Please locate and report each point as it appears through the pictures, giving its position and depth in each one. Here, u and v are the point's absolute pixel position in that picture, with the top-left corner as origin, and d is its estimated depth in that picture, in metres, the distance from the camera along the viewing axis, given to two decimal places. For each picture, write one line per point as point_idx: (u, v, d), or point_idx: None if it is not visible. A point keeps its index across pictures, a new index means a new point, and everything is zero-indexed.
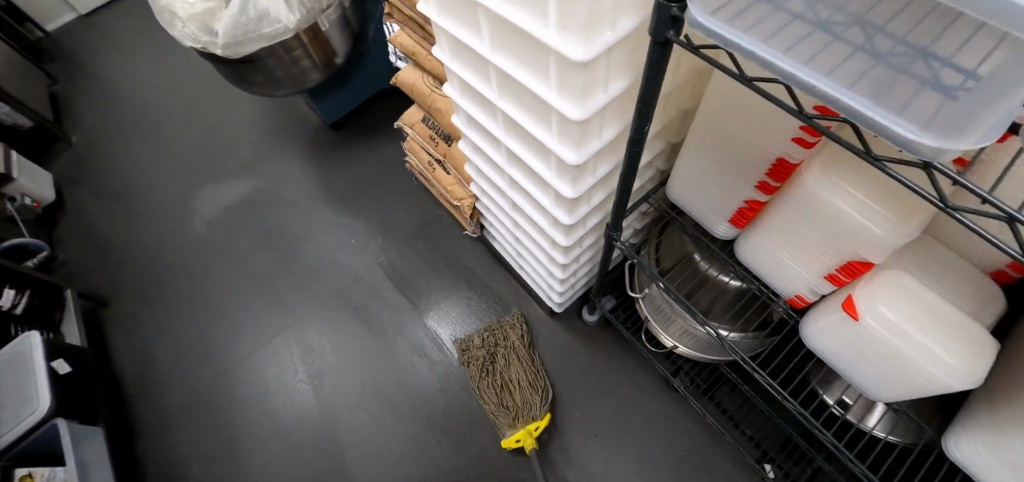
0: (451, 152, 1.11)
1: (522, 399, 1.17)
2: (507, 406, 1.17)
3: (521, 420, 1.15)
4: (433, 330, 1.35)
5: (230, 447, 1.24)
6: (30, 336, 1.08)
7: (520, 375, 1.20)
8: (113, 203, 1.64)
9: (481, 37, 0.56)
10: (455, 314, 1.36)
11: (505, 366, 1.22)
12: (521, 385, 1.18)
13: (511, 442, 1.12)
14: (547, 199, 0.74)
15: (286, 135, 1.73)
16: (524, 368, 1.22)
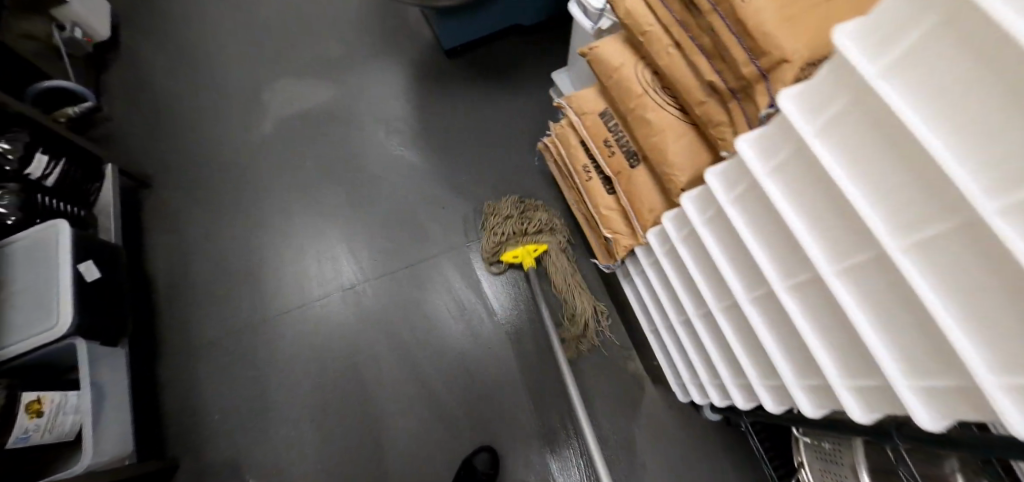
0: (632, 176, 0.79)
1: (536, 235, 1.13)
2: (517, 240, 1.13)
3: (523, 243, 1.12)
4: (477, 285, 1.15)
5: (256, 407, 1.06)
6: (59, 226, 0.91)
7: (547, 231, 1.13)
8: (176, 68, 1.38)
9: (977, 178, 0.29)
10: (506, 275, 1.15)
11: (546, 236, 1.13)
12: (540, 231, 1.13)
13: (509, 254, 1.09)
14: (840, 374, 0.49)
15: (387, 44, 1.39)
16: (554, 231, 1.14)
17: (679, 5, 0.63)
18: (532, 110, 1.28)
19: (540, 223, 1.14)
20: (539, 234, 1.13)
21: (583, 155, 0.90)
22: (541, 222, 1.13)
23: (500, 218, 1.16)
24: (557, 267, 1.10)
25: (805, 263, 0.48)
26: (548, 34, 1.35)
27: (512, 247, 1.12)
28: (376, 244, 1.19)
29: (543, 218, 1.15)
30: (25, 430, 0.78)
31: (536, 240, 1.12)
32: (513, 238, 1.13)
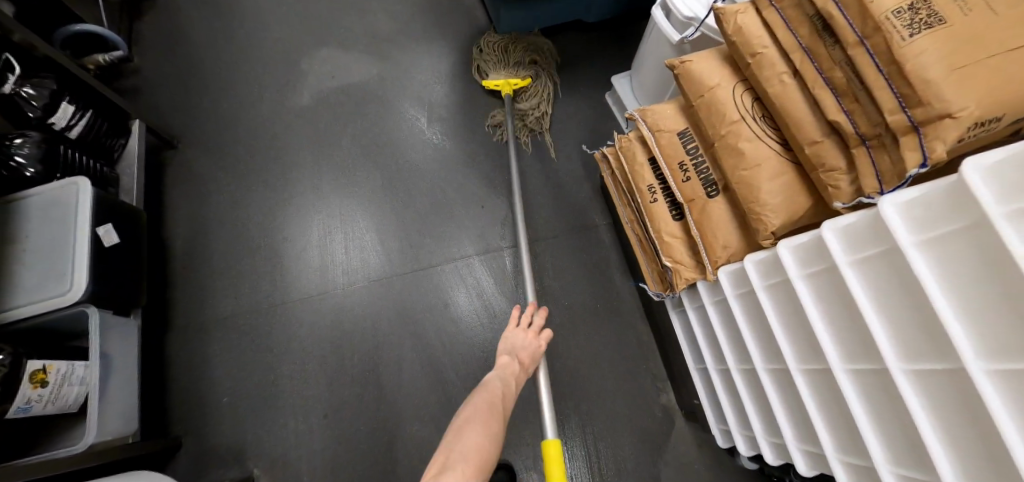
0: (708, 207, 0.73)
1: (521, 68, 1.19)
2: (502, 71, 1.19)
3: (506, 74, 1.18)
4: (471, 277, 1.09)
5: (270, 392, 1.00)
6: (79, 182, 0.85)
7: (532, 63, 1.20)
8: (215, 24, 1.32)
9: None
10: (493, 272, 1.09)
11: (524, 59, 1.21)
12: (530, 67, 1.20)
13: (489, 81, 1.16)
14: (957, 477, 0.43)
15: (438, 24, 1.31)
16: (542, 58, 1.21)
17: (808, 30, 0.56)
18: (586, 112, 1.20)
19: (519, 49, 1.21)
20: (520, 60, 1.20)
21: (649, 174, 0.83)
22: (529, 56, 1.20)
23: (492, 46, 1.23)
24: (533, 97, 1.18)
25: (941, 350, 0.42)
26: (611, 33, 1.26)
27: (495, 76, 1.19)
28: (406, 235, 1.13)
29: (527, 44, 1.22)
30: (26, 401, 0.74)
31: (522, 74, 1.18)
32: (499, 70, 1.19)
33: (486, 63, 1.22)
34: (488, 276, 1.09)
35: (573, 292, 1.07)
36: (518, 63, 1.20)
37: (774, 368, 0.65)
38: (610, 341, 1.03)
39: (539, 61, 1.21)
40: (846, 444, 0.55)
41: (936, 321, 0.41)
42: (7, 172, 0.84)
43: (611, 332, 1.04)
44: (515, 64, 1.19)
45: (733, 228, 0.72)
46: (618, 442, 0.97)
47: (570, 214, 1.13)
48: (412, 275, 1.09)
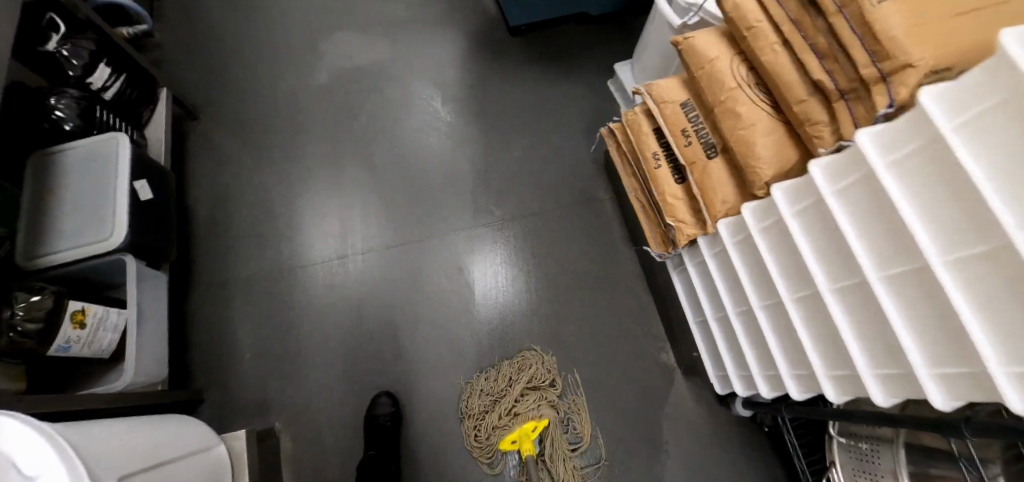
0: (708, 167, 0.82)
1: (535, 408, 1.02)
2: (514, 420, 1.01)
3: (520, 423, 1.00)
4: (485, 253, 1.15)
5: (290, 348, 1.05)
6: (118, 138, 0.90)
7: (538, 398, 1.03)
8: (234, 6, 1.37)
9: None
10: (511, 245, 1.16)
11: (532, 395, 1.03)
12: (544, 412, 1.02)
13: (507, 440, 0.95)
14: (922, 361, 0.51)
15: (451, 14, 1.39)
16: (528, 385, 1.04)
17: (794, 4, 0.66)
18: (591, 95, 1.28)
19: (533, 382, 1.04)
20: (529, 409, 1.02)
21: (654, 142, 0.92)
22: (528, 403, 1.02)
23: (479, 394, 1.03)
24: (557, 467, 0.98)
25: (911, 253, 0.50)
26: (613, 25, 1.36)
27: (509, 430, 0.99)
28: (421, 206, 1.19)
29: (543, 372, 1.05)
30: (67, 340, 0.79)
31: (539, 415, 1.01)
32: (509, 422, 1.00)
33: (484, 426, 1.01)
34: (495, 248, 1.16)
35: (579, 263, 1.14)
36: (533, 412, 1.01)
37: (770, 304, 0.73)
38: (615, 306, 1.10)
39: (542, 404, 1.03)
40: (832, 357, 0.64)
41: (904, 228, 0.50)
42: (48, 126, 0.88)
43: (614, 299, 1.11)
44: (528, 412, 1.01)
45: (731, 184, 0.81)
46: (621, 398, 1.04)
47: (575, 192, 1.20)
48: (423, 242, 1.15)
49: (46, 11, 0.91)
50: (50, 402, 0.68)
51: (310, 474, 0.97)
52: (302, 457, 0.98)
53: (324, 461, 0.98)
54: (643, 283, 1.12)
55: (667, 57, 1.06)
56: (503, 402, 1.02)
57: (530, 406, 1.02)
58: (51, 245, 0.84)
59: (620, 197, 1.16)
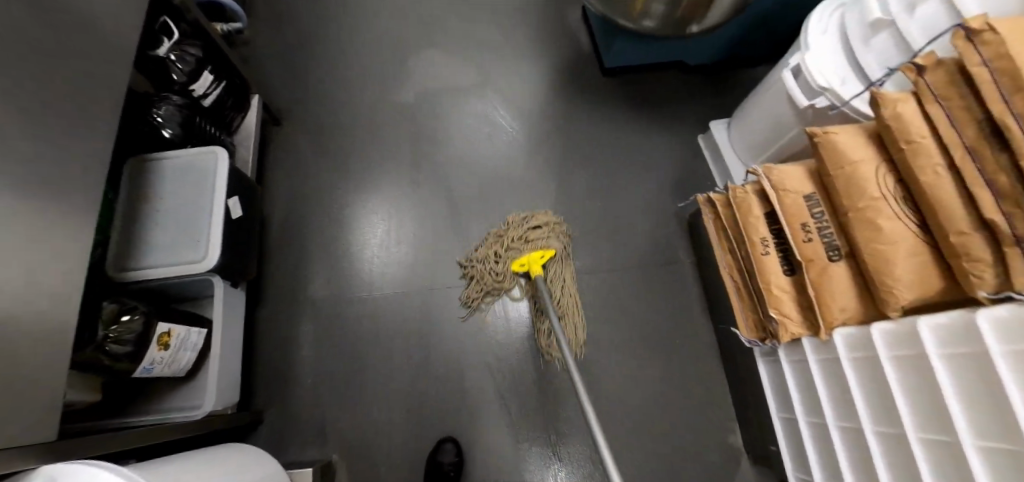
0: (829, 269, 0.79)
1: (540, 239, 1.14)
2: (523, 247, 1.12)
3: (530, 249, 1.11)
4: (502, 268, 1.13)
5: (354, 376, 1.04)
6: (216, 152, 0.87)
7: (542, 234, 1.14)
8: (326, 10, 1.35)
9: None
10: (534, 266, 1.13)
11: (545, 235, 1.15)
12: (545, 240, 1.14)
13: (516, 262, 1.01)
14: None
15: (543, 43, 1.35)
16: (534, 226, 1.15)
17: (974, 132, 0.61)
18: (680, 151, 1.25)
19: (544, 239, 1.14)
20: (540, 243, 1.13)
21: (764, 227, 0.88)
22: (535, 237, 1.14)
23: (475, 270, 1.11)
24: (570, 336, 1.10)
25: None
26: (709, 77, 1.32)
27: (520, 251, 1.11)
28: (464, 244, 1.15)
29: (547, 222, 1.16)
30: (152, 361, 0.77)
31: (547, 244, 1.13)
32: (523, 249, 1.12)
33: (488, 262, 1.11)
34: (545, 302, 1.11)
35: (653, 325, 1.12)
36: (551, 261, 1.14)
37: (886, 431, 0.69)
38: (686, 375, 1.08)
39: (562, 257, 1.15)
40: None
41: None
42: (148, 131, 0.86)
43: (684, 367, 1.09)
44: (540, 239, 1.14)
45: (851, 292, 0.78)
46: (684, 472, 1.02)
47: (654, 249, 1.18)
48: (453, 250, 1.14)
49: (160, 14, 0.88)
50: (121, 441, 0.65)
51: None
52: None
53: None
54: (716, 356, 1.10)
55: (778, 131, 1.02)
56: (502, 236, 1.14)
57: (543, 241, 1.14)
58: (142, 257, 0.82)
59: (703, 264, 1.13)
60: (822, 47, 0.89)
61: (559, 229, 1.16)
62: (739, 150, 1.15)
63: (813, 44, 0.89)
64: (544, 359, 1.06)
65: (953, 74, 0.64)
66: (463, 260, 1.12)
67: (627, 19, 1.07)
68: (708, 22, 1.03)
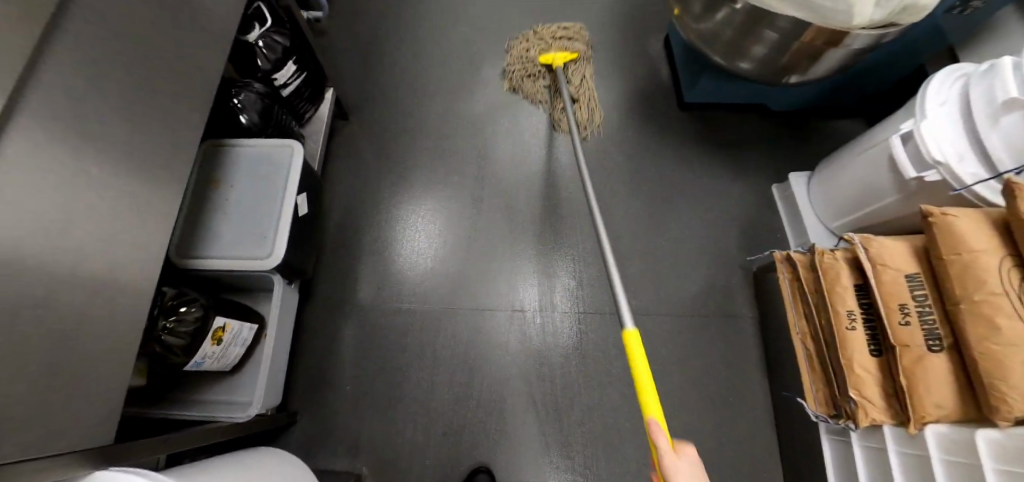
0: (926, 360, 0.73)
1: (574, 46, 1.28)
2: (551, 44, 1.27)
3: (555, 47, 1.27)
4: (547, 296, 1.09)
5: (394, 387, 1.01)
6: (293, 147, 0.85)
7: (574, 47, 1.28)
8: (405, 7, 1.33)
9: None
10: (580, 297, 1.09)
11: (567, 41, 1.29)
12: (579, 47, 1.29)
13: (546, 53, 1.22)
14: None
15: (621, 68, 1.32)
16: (578, 42, 1.28)
17: None
18: (752, 199, 1.21)
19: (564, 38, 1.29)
20: (561, 38, 1.29)
21: (853, 300, 0.84)
22: (563, 41, 1.28)
23: (522, 43, 1.28)
24: (586, 119, 1.26)
25: None
26: (790, 125, 1.27)
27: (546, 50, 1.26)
28: (506, 263, 1.11)
29: (571, 30, 1.30)
30: (203, 356, 0.74)
31: (570, 47, 1.27)
32: (548, 47, 1.27)
33: (516, 50, 1.28)
34: (583, 333, 1.07)
35: (706, 376, 1.07)
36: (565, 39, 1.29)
37: None
38: (736, 436, 1.03)
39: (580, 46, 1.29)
40: None
41: None
42: (226, 115, 0.84)
43: (734, 426, 1.04)
44: (561, 38, 1.28)
45: (949, 389, 0.72)
46: None
47: (715, 297, 1.13)
48: (501, 274, 1.10)
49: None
50: (171, 443, 0.62)
51: None
52: None
53: None
54: (769, 421, 1.04)
55: (872, 196, 0.97)
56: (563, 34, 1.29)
57: (571, 43, 1.28)
58: (207, 245, 0.79)
59: (767, 321, 1.08)
60: (941, 118, 0.84)
61: (586, 37, 1.30)
62: (820, 206, 1.11)
63: (931, 114, 0.84)
64: (585, 396, 1.02)
65: None
66: (508, 45, 1.30)
67: (723, 57, 1.03)
68: (810, 73, 0.99)
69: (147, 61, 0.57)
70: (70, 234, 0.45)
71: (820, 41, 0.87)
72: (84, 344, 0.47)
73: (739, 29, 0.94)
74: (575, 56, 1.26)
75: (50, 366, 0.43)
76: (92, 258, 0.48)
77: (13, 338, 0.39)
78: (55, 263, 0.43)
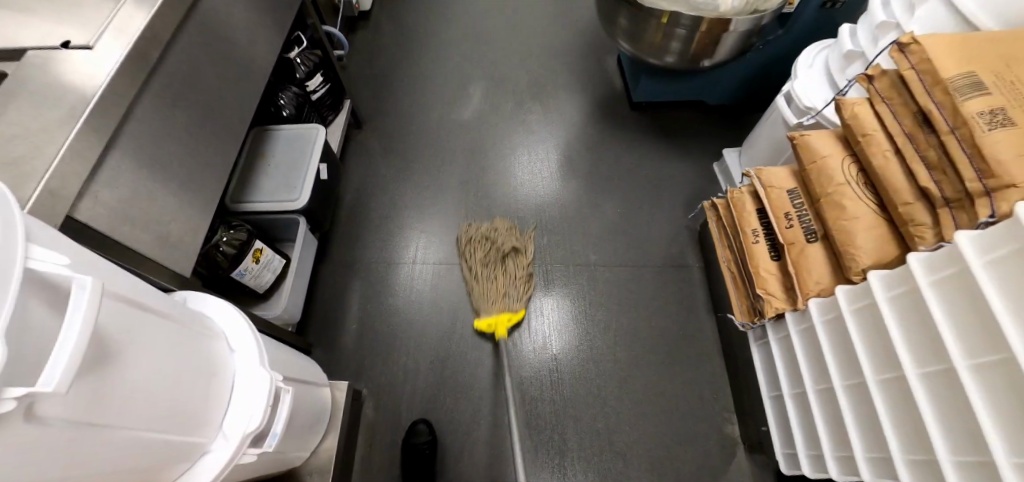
0: (806, 249, 0.91)
1: (511, 297, 1.20)
2: (492, 279, 1.22)
3: (497, 308, 1.17)
4: (537, 308, 1.25)
5: (392, 327, 1.23)
6: (317, 129, 1.15)
7: (515, 294, 1.21)
8: (409, 50, 1.71)
9: None
10: (565, 300, 1.26)
11: (496, 276, 1.23)
12: (514, 288, 1.22)
13: (482, 326, 1.15)
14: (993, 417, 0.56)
15: (580, 84, 1.63)
16: (521, 288, 1.23)
17: (910, 121, 0.76)
18: (695, 173, 1.43)
19: (501, 280, 1.22)
20: (499, 280, 1.22)
21: (755, 219, 1.02)
22: (508, 286, 1.22)
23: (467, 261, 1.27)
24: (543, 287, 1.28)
25: (989, 335, 0.56)
26: (726, 116, 1.52)
27: (484, 316, 1.18)
28: (495, 249, 1.34)
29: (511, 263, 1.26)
30: (245, 268, 0.99)
31: (510, 305, 1.19)
32: (491, 302, 1.18)
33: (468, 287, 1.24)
34: (560, 322, 1.23)
35: (657, 316, 1.23)
36: (506, 282, 1.22)
37: (852, 384, 0.77)
38: (686, 363, 1.17)
39: (510, 273, 1.24)
40: (912, 442, 0.67)
41: (986, 310, 0.56)
42: (272, 110, 1.17)
43: (684, 356, 1.18)
44: (503, 287, 1.21)
45: (825, 268, 0.88)
46: (676, 456, 1.07)
47: (664, 251, 1.32)
48: None
49: (296, 32, 1.22)
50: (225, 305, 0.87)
51: (380, 440, 1.10)
52: (378, 424, 1.11)
53: (397, 435, 1.10)
54: (717, 350, 1.18)
55: (778, 148, 1.18)
56: (517, 258, 1.28)
57: (504, 281, 1.22)
58: (251, 196, 1.07)
59: (709, 265, 1.26)
60: (810, 77, 1.07)
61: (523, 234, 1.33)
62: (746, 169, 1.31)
63: (801, 74, 1.08)
64: (555, 350, 1.20)
65: (894, 79, 0.80)
66: (463, 228, 1.33)
67: (653, 56, 1.31)
68: (717, 56, 1.24)
69: (224, 57, 0.90)
70: (165, 141, 0.74)
71: (713, 30, 1.15)
72: (170, 208, 0.75)
73: (654, 31, 1.23)
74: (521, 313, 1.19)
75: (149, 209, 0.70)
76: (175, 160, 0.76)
77: (125, 181, 0.67)
78: (153, 152, 0.72)
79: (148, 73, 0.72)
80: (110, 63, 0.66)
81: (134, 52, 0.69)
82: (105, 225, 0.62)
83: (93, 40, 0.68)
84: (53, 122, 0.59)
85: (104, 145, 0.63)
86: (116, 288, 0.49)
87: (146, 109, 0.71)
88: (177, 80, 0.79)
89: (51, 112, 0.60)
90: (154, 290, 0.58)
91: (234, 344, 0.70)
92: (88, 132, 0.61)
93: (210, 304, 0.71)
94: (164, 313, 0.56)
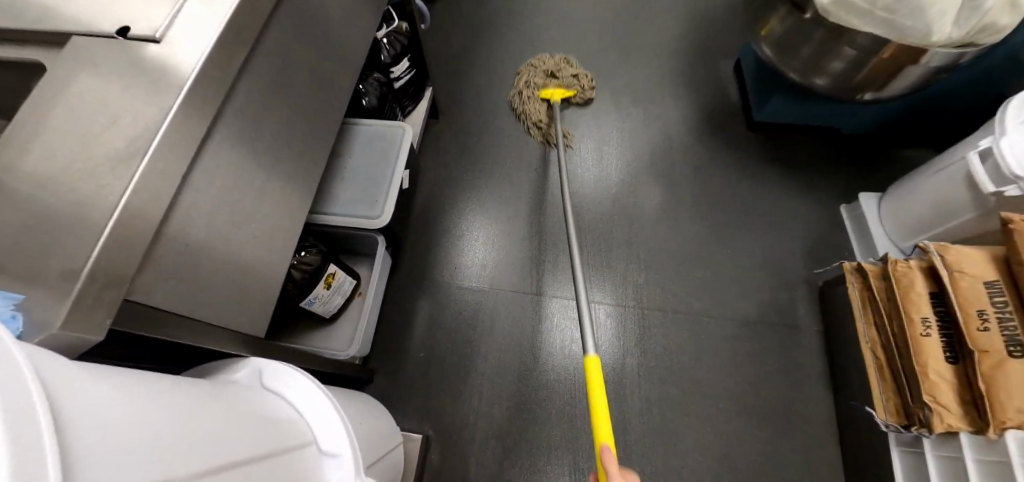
0: (1005, 365, 0.73)
1: (564, 78, 1.36)
2: (547, 80, 1.36)
3: (551, 84, 1.35)
4: (630, 348, 1.10)
5: (462, 358, 1.09)
6: (405, 128, 0.97)
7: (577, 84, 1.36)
8: (492, 27, 1.49)
9: None
10: (659, 338, 1.11)
11: (547, 78, 1.36)
12: (567, 75, 1.37)
13: (545, 91, 1.31)
14: None
15: (687, 88, 1.41)
16: (581, 82, 1.37)
17: None
18: (817, 215, 1.24)
19: (551, 65, 1.38)
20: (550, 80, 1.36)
21: (927, 306, 0.84)
22: (568, 79, 1.36)
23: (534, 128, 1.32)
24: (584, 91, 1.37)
25: None
26: (859, 148, 1.30)
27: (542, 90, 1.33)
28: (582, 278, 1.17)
29: (555, 63, 1.38)
30: (316, 296, 0.84)
31: (569, 84, 1.35)
32: (547, 83, 1.35)
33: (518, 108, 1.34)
34: (653, 371, 1.09)
35: (766, 384, 1.08)
36: (564, 75, 1.37)
37: None
38: (794, 442, 1.03)
39: (553, 66, 1.38)
40: None
41: None
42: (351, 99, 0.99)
43: (792, 433, 1.04)
44: (561, 78, 1.36)
45: None
46: None
47: (776, 305, 1.15)
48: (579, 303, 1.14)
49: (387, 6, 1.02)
50: (300, 353, 0.73)
51: None
52: (445, 468, 1.00)
53: None
54: (832, 431, 1.04)
55: (950, 210, 0.97)
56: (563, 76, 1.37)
57: (564, 76, 1.36)
58: (325, 204, 0.91)
59: (832, 332, 1.09)
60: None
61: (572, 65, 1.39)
62: (891, 222, 1.12)
63: (1010, 130, 0.85)
64: (646, 401, 1.06)
65: None
66: (533, 59, 1.41)
67: (799, 74, 1.08)
68: (886, 90, 1.02)
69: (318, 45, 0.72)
70: (251, 164, 0.58)
71: (900, 58, 0.91)
72: (254, 251, 0.59)
73: (816, 48, 1.01)
74: (572, 92, 1.35)
75: (228, 260, 0.55)
76: (263, 188, 0.60)
77: (202, 227, 0.50)
78: (239, 182, 0.56)
79: (235, 76, 0.54)
80: (189, 65, 0.49)
81: (220, 52, 0.51)
82: (171, 293, 0.47)
83: (159, 31, 0.50)
84: (108, 157, 0.43)
85: (178, 184, 0.46)
86: (195, 461, 0.35)
87: (230, 127, 0.54)
88: (268, 82, 0.61)
89: (113, 136, 0.44)
90: (230, 416, 0.43)
91: (325, 445, 0.54)
92: (159, 171, 0.44)
93: (293, 387, 0.56)
94: (244, 460, 0.41)
